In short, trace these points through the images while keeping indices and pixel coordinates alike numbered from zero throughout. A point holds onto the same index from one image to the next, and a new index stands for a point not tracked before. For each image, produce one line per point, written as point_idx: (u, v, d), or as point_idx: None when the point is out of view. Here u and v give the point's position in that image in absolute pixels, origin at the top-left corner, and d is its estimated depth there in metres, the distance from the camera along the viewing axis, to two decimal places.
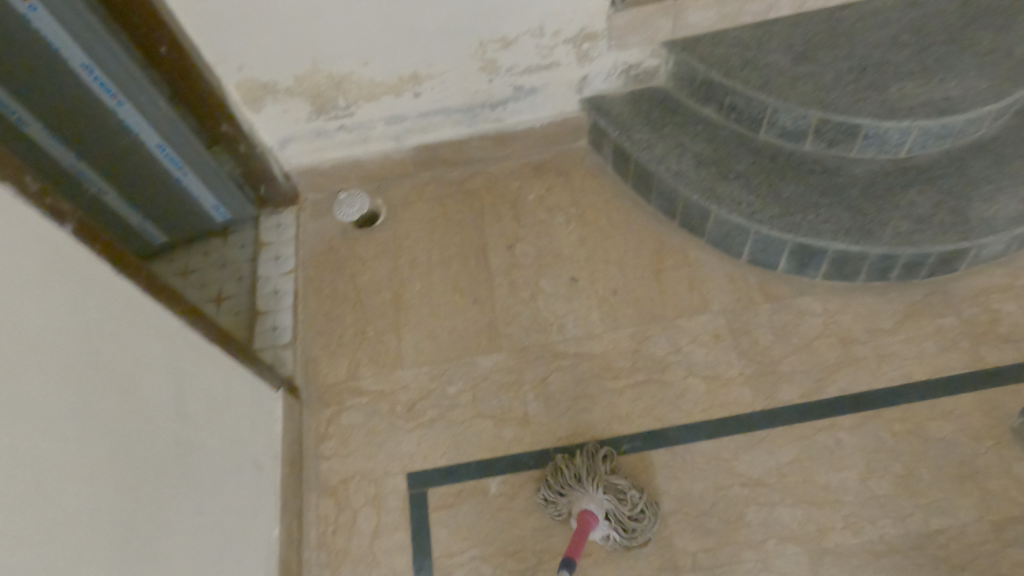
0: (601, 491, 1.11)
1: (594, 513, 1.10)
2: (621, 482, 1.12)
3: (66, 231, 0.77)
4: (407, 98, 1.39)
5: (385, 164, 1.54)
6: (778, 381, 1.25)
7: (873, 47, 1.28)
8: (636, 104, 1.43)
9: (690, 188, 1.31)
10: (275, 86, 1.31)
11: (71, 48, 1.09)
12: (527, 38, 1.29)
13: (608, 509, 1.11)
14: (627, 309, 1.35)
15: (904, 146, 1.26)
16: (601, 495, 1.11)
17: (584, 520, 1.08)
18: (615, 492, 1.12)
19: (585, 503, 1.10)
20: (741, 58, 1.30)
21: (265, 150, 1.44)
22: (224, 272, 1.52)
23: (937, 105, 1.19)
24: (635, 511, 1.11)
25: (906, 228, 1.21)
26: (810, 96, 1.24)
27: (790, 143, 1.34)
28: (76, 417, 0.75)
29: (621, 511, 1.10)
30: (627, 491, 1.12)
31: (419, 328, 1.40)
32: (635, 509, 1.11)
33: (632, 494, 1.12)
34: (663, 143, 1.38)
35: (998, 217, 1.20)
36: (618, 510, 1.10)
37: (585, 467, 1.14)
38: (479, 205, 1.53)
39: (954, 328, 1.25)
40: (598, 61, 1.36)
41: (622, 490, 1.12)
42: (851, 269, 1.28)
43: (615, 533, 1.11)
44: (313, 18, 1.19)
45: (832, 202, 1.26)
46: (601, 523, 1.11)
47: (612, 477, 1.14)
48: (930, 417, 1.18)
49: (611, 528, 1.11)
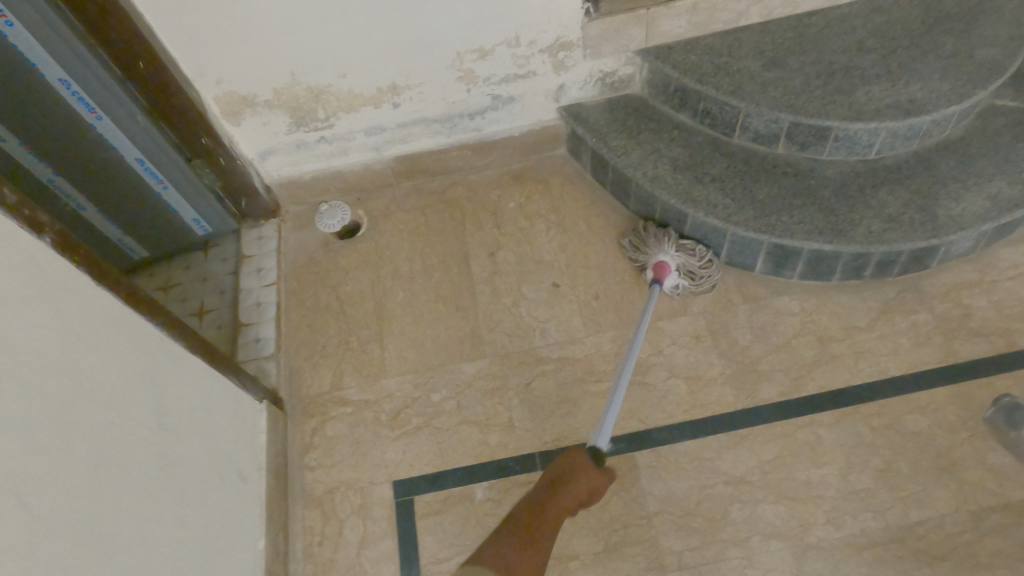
0: (672, 248, 1.34)
1: (666, 262, 1.33)
2: (689, 241, 1.35)
3: (45, 242, 0.77)
4: (386, 109, 1.40)
5: (366, 175, 1.55)
6: (758, 380, 1.27)
7: (841, 52, 1.32)
8: (612, 111, 1.46)
9: (667, 192, 1.33)
10: (254, 99, 1.32)
11: (47, 63, 1.10)
12: (503, 48, 1.31)
13: (680, 258, 1.33)
14: (608, 313, 1.37)
15: (873, 148, 1.29)
16: (673, 250, 1.34)
17: (658, 267, 1.32)
18: (682, 247, 1.35)
19: (659, 255, 1.33)
20: (713, 65, 1.33)
21: (245, 163, 1.44)
22: (205, 285, 1.51)
23: (903, 107, 1.23)
24: (701, 265, 1.34)
25: (877, 227, 1.24)
26: (780, 100, 1.27)
27: (763, 147, 1.36)
28: (57, 429, 0.74)
29: (692, 265, 1.33)
30: (695, 247, 1.35)
31: (403, 337, 1.40)
32: (704, 262, 1.34)
33: (700, 250, 1.34)
34: (640, 149, 1.40)
35: (965, 214, 1.23)
36: (689, 262, 1.33)
37: (660, 233, 1.37)
38: (460, 214, 1.54)
39: (927, 324, 1.28)
40: (574, 70, 1.38)
41: (689, 245, 1.35)
42: (825, 269, 1.31)
43: (687, 280, 1.34)
44: (291, 31, 1.20)
45: (806, 203, 1.29)
46: (674, 271, 1.34)
47: (682, 238, 1.36)
48: (906, 411, 1.21)
49: (686, 277, 1.34)
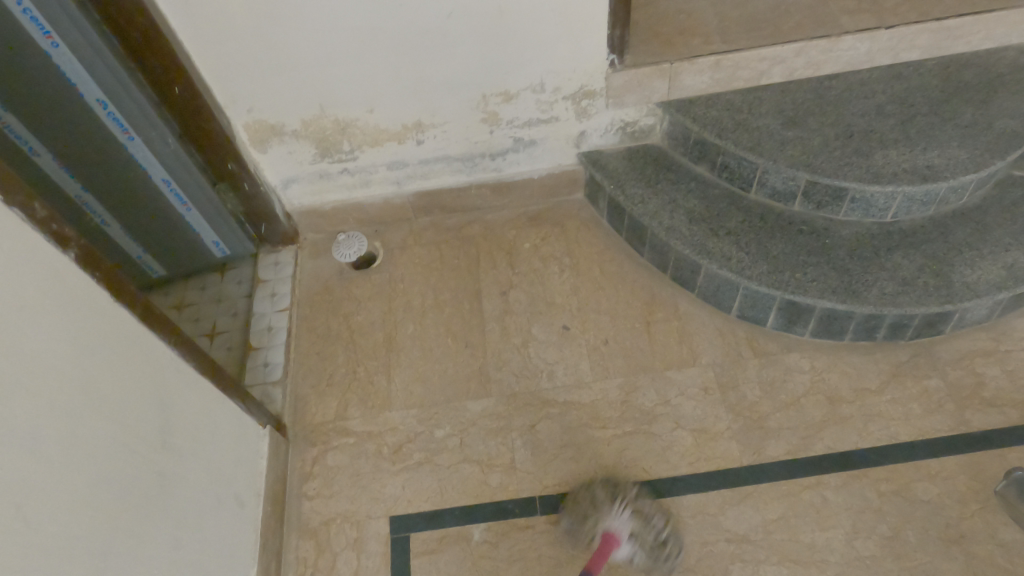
0: (625, 512, 1.11)
1: (616, 530, 1.09)
2: (645, 505, 1.14)
3: (69, 257, 0.78)
4: (410, 145, 1.43)
5: (385, 208, 1.58)
6: (765, 437, 1.25)
7: (860, 115, 1.33)
8: (631, 159, 1.48)
9: (682, 243, 1.34)
10: (282, 128, 1.35)
11: (87, 83, 1.13)
12: (528, 93, 1.34)
13: (632, 532, 1.11)
14: (617, 359, 1.37)
15: (889, 211, 1.30)
16: (623, 513, 1.11)
17: (608, 538, 1.08)
18: (638, 516, 1.12)
19: (610, 522, 1.10)
20: (733, 121, 1.35)
21: (269, 189, 1.47)
22: (219, 307, 1.53)
23: (920, 173, 1.24)
24: (659, 535, 1.12)
25: (891, 289, 1.24)
26: (798, 159, 1.28)
27: (780, 204, 1.38)
28: (63, 441, 0.75)
29: (650, 534, 1.11)
30: (650, 518, 1.13)
31: (410, 371, 1.40)
32: (659, 535, 1.12)
33: (657, 521, 1.12)
34: (657, 198, 1.41)
35: (980, 282, 1.23)
36: (645, 533, 1.11)
37: (605, 495, 1.15)
38: (475, 251, 1.55)
39: (939, 391, 1.27)
40: (596, 117, 1.41)
41: (647, 513, 1.13)
42: (838, 328, 1.30)
43: (640, 550, 1.10)
44: (322, 65, 1.23)
45: (819, 261, 1.29)
46: (625, 540, 1.10)
47: (636, 502, 1.14)
48: (916, 479, 1.18)
49: (636, 549, 1.11)
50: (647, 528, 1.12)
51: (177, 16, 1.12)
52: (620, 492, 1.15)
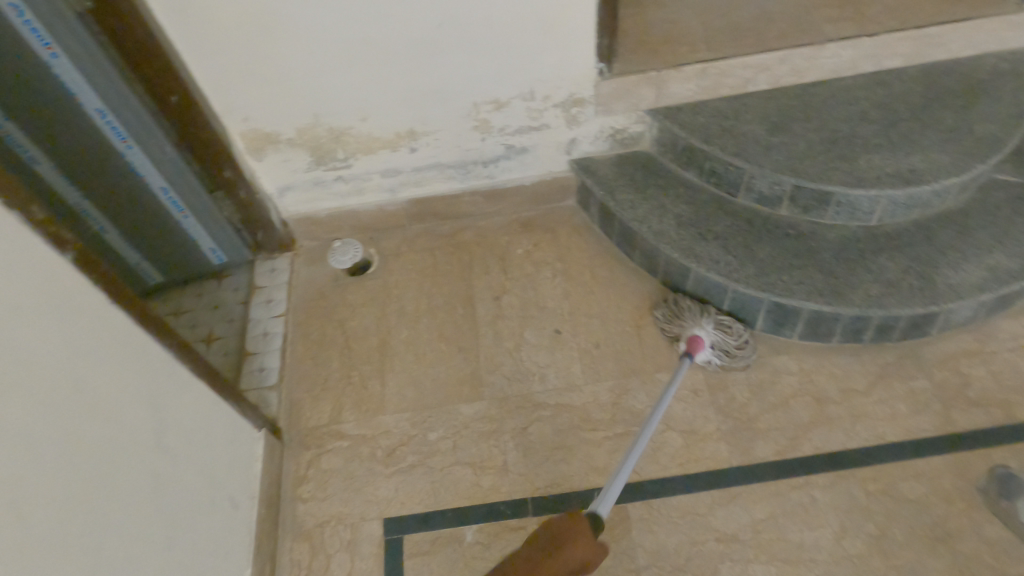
0: (709, 325, 1.32)
1: (701, 335, 1.31)
2: (727, 320, 1.33)
3: (66, 259, 0.80)
4: (403, 153, 1.46)
5: (379, 216, 1.60)
6: (753, 437, 1.27)
7: (844, 121, 1.36)
8: (621, 166, 1.50)
9: (671, 247, 1.36)
10: (277, 137, 1.38)
11: (86, 93, 1.16)
12: (518, 101, 1.37)
13: (716, 341, 1.31)
14: (608, 362, 1.39)
15: (874, 215, 1.32)
16: (709, 326, 1.32)
17: (695, 337, 1.29)
18: (720, 326, 1.33)
19: (697, 328, 1.32)
20: (719, 127, 1.37)
21: (264, 197, 1.50)
22: (215, 313, 1.55)
23: (903, 177, 1.26)
24: (736, 342, 1.31)
25: (876, 291, 1.26)
26: (784, 164, 1.30)
27: (767, 208, 1.40)
28: (57, 441, 0.77)
29: (729, 342, 1.31)
30: (733, 328, 1.32)
31: (404, 375, 1.42)
32: (741, 341, 1.31)
33: (740, 331, 1.32)
34: (646, 204, 1.44)
35: (964, 284, 1.25)
36: (724, 341, 1.31)
37: (687, 308, 1.36)
38: (468, 257, 1.58)
39: (925, 391, 1.28)
40: (585, 125, 1.44)
41: (727, 324, 1.33)
42: (825, 330, 1.32)
43: (720, 355, 1.31)
44: (316, 74, 1.26)
45: (806, 264, 1.31)
46: (708, 347, 1.31)
47: (718, 317, 1.34)
48: (903, 478, 1.20)
49: (716, 355, 1.31)
50: (731, 336, 1.32)
51: (174, 27, 1.15)
52: (695, 308, 1.36)
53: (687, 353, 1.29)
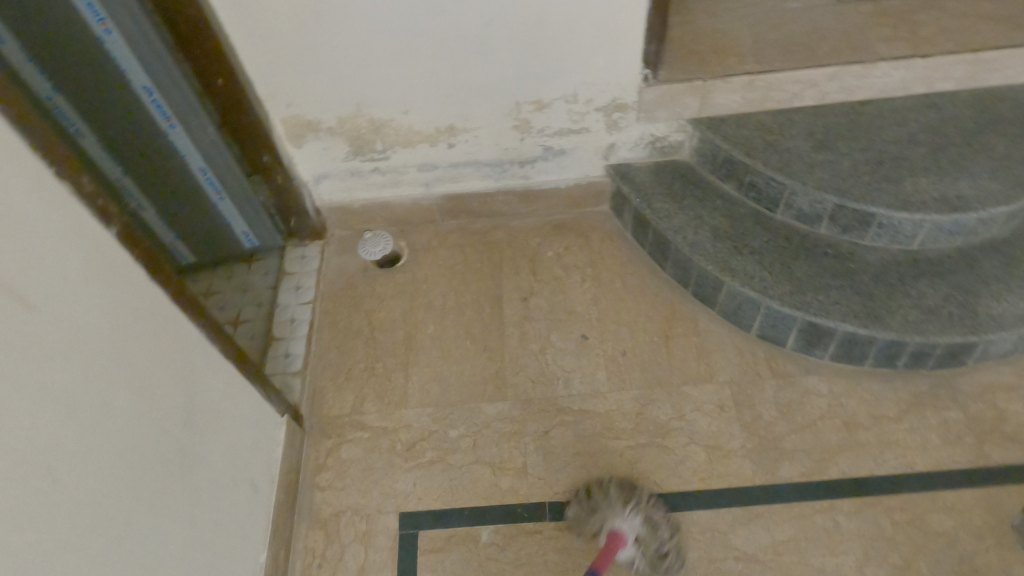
0: (633, 516, 1.12)
1: (623, 533, 1.11)
2: (655, 516, 1.13)
3: (111, 232, 0.81)
4: (441, 148, 1.46)
5: (412, 210, 1.60)
6: (779, 457, 1.25)
7: (891, 142, 1.33)
8: (659, 174, 1.49)
9: (706, 259, 1.35)
10: (318, 125, 1.38)
11: (136, 70, 1.17)
12: (560, 103, 1.36)
13: (638, 537, 1.12)
14: (634, 371, 1.37)
15: (916, 239, 1.29)
16: (635, 520, 1.12)
17: (614, 535, 1.10)
18: (651, 525, 1.13)
19: (618, 522, 1.12)
20: (763, 141, 1.36)
21: (301, 184, 1.50)
22: (244, 296, 1.56)
23: (950, 202, 1.23)
24: (662, 546, 1.11)
25: (914, 317, 1.23)
26: (827, 182, 1.28)
27: (806, 226, 1.38)
28: (93, 410, 0.77)
29: (655, 546, 1.11)
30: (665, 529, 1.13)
31: (428, 370, 1.42)
32: (665, 547, 1.11)
33: (664, 531, 1.12)
34: (682, 214, 1.42)
35: (1006, 315, 1.22)
36: (649, 543, 1.11)
37: (619, 491, 1.16)
38: (498, 257, 1.57)
39: (959, 423, 1.25)
40: (626, 131, 1.43)
41: (656, 522, 1.13)
42: (858, 353, 1.30)
43: (642, 559, 1.12)
44: (362, 65, 1.26)
45: (843, 285, 1.29)
46: (630, 542, 1.12)
47: (650, 506, 1.15)
48: (931, 509, 1.17)
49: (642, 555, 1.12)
50: (652, 536, 1.12)
51: (226, 10, 1.16)
52: (630, 493, 1.16)
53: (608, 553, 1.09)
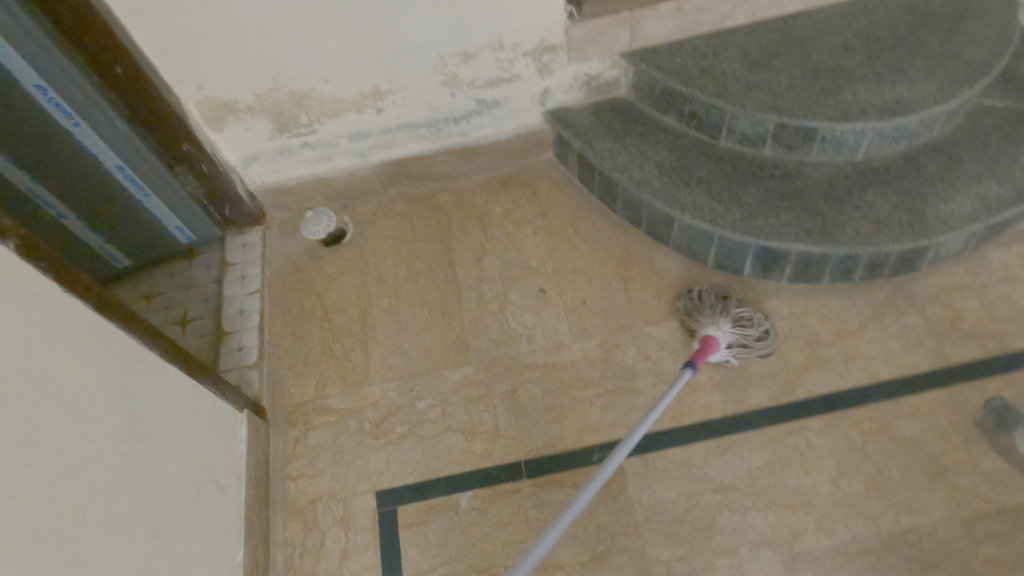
0: (727, 324, 1.23)
1: (718, 338, 1.21)
2: (746, 313, 1.26)
3: (10, 247, 0.75)
4: (370, 114, 1.39)
5: (351, 182, 1.54)
6: (747, 386, 1.25)
7: (826, 53, 1.29)
8: (597, 114, 1.44)
9: (654, 197, 1.31)
10: (235, 105, 1.31)
11: (23, 68, 1.09)
12: (486, 52, 1.30)
13: (733, 340, 1.23)
14: (596, 319, 1.36)
15: (861, 149, 1.27)
16: (727, 326, 1.23)
17: (709, 340, 1.19)
18: (739, 324, 1.24)
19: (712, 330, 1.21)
20: (698, 67, 1.31)
21: (228, 169, 1.42)
22: (189, 294, 1.49)
23: (890, 108, 1.21)
24: (758, 331, 1.25)
25: (866, 229, 1.22)
26: (767, 102, 1.24)
27: (750, 149, 1.34)
28: (22, 438, 0.72)
29: (750, 337, 1.24)
30: (751, 320, 1.25)
31: (388, 345, 1.38)
32: (761, 329, 1.25)
33: (760, 321, 1.25)
34: (626, 153, 1.38)
35: (954, 215, 1.21)
36: (743, 337, 1.23)
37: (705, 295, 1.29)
38: (446, 221, 1.52)
39: (918, 327, 1.26)
40: (559, 73, 1.37)
41: (745, 318, 1.25)
42: (814, 272, 1.29)
43: (737, 353, 1.24)
44: (272, 35, 1.19)
45: (793, 206, 1.27)
46: (723, 347, 1.22)
47: (737, 307, 1.27)
48: (898, 416, 1.19)
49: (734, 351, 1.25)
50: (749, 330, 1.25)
51: None
52: (711, 297, 1.29)
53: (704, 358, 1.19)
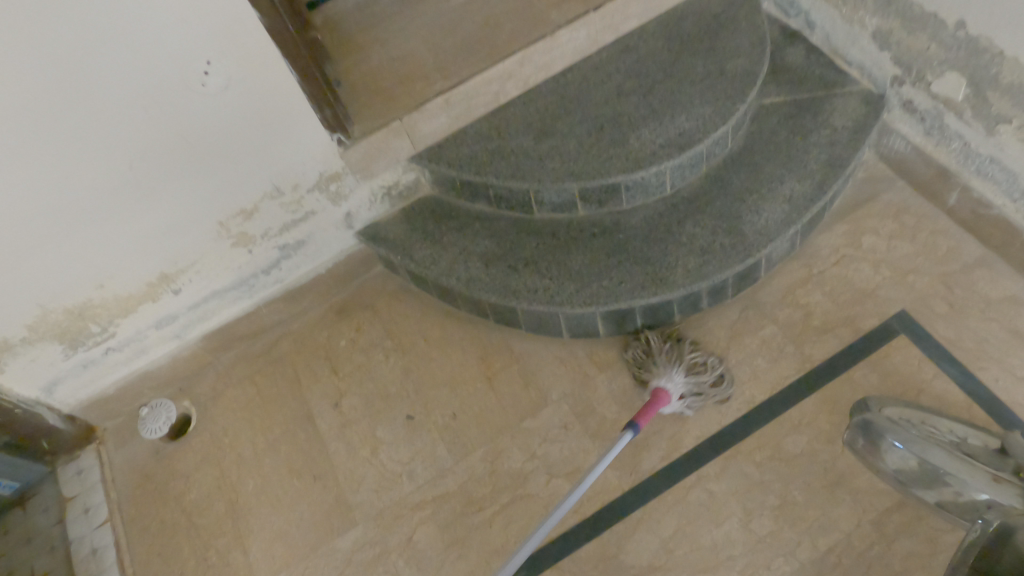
0: (679, 375, 1.17)
1: (670, 386, 1.16)
2: (699, 358, 1.22)
3: None
4: (168, 298, 1.28)
5: (178, 365, 1.41)
6: (637, 451, 1.21)
7: (603, 103, 1.27)
8: (409, 220, 1.38)
9: (486, 292, 1.26)
10: (8, 344, 1.15)
11: None
12: (267, 202, 1.22)
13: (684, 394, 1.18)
14: (472, 429, 1.29)
15: (666, 184, 1.26)
16: (680, 378, 1.17)
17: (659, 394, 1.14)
18: (693, 373, 1.20)
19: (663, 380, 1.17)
20: (486, 152, 1.27)
21: (29, 405, 1.26)
22: (29, 547, 1.28)
23: (676, 143, 1.20)
24: (714, 376, 1.21)
25: (694, 263, 1.21)
26: (561, 169, 1.22)
27: (565, 214, 1.31)
28: None
29: (708, 382, 1.20)
30: (707, 366, 1.21)
31: (266, 532, 1.26)
32: (716, 373, 1.21)
33: (715, 364, 1.22)
34: (447, 253, 1.32)
35: (770, 225, 1.22)
36: (699, 383, 1.19)
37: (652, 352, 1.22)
38: (291, 371, 1.42)
39: (776, 336, 1.26)
40: (353, 196, 1.31)
41: (699, 363, 1.22)
42: (665, 315, 1.26)
43: (693, 403, 1.19)
44: (20, 263, 1.06)
45: (621, 260, 1.24)
46: (676, 398, 1.17)
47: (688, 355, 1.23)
48: (784, 434, 1.18)
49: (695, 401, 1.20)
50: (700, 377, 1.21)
51: None
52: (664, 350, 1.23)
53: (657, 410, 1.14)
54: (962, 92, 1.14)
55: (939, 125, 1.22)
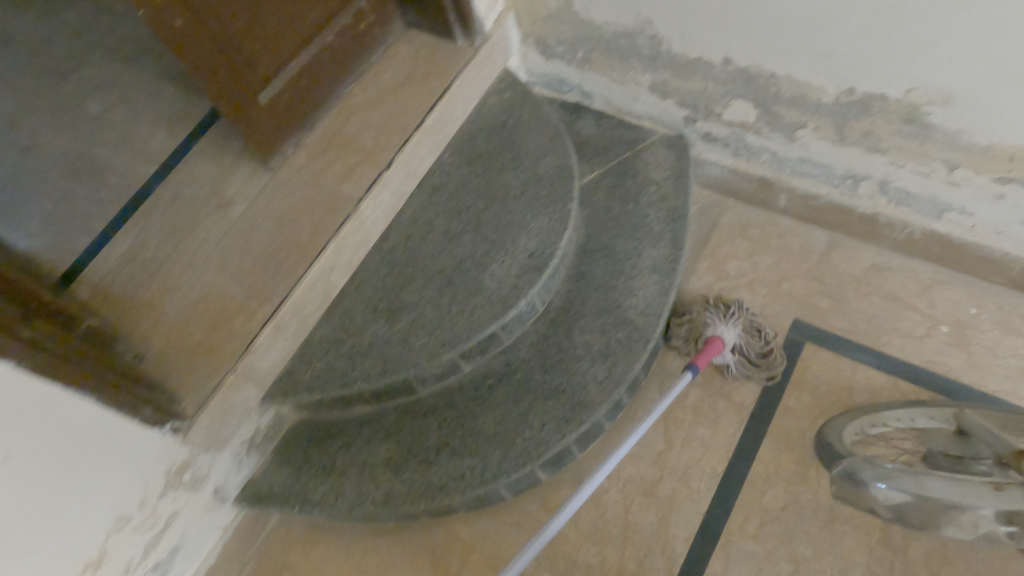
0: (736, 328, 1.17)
1: (724, 337, 1.16)
2: (760, 324, 1.19)
3: None
4: None
5: None
6: None
7: (439, 254, 1.19)
8: (289, 461, 1.20)
9: (413, 502, 1.09)
10: None
11: None
12: (115, 539, 0.98)
13: (738, 345, 1.18)
14: None
15: (537, 304, 1.18)
16: (737, 328, 1.18)
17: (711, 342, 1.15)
18: (748, 332, 1.18)
19: (717, 328, 1.17)
20: (343, 357, 1.12)
21: None
22: None
23: (530, 268, 1.15)
24: (764, 346, 1.18)
25: (603, 372, 1.14)
26: (432, 343, 1.09)
27: (452, 378, 1.18)
28: None
29: (755, 350, 1.18)
30: (761, 335, 1.18)
31: None
32: (768, 346, 1.18)
33: (767, 334, 1.18)
34: (349, 478, 1.15)
35: (652, 301, 1.20)
36: (749, 346, 1.18)
37: (711, 304, 1.21)
38: None
39: (703, 398, 1.22)
40: (214, 471, 1.11)
41: (756, 326, 1.19)
42: (595, 430, 1.17)
43: (738, 363, 1.19)
44: None
45: (533, 401, 1.14)
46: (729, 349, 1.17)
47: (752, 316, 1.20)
48: (761, 493, 1.13)
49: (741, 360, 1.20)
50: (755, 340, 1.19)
51: None
52: (724, 305, 1.21)
53: (711, 359, 1.16)
54: (752, 114, 1.20)
55: (743, 145, 1.28)
